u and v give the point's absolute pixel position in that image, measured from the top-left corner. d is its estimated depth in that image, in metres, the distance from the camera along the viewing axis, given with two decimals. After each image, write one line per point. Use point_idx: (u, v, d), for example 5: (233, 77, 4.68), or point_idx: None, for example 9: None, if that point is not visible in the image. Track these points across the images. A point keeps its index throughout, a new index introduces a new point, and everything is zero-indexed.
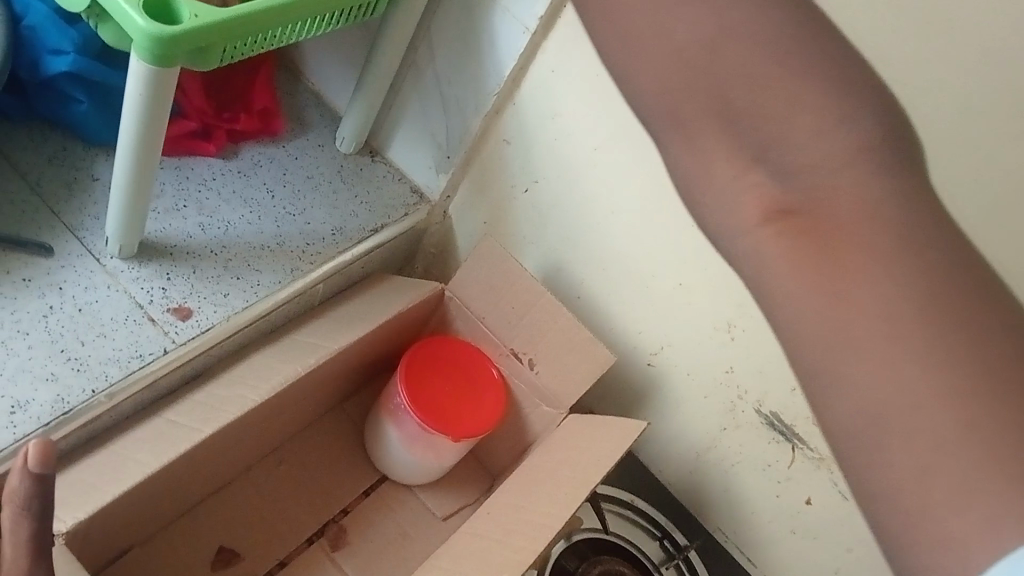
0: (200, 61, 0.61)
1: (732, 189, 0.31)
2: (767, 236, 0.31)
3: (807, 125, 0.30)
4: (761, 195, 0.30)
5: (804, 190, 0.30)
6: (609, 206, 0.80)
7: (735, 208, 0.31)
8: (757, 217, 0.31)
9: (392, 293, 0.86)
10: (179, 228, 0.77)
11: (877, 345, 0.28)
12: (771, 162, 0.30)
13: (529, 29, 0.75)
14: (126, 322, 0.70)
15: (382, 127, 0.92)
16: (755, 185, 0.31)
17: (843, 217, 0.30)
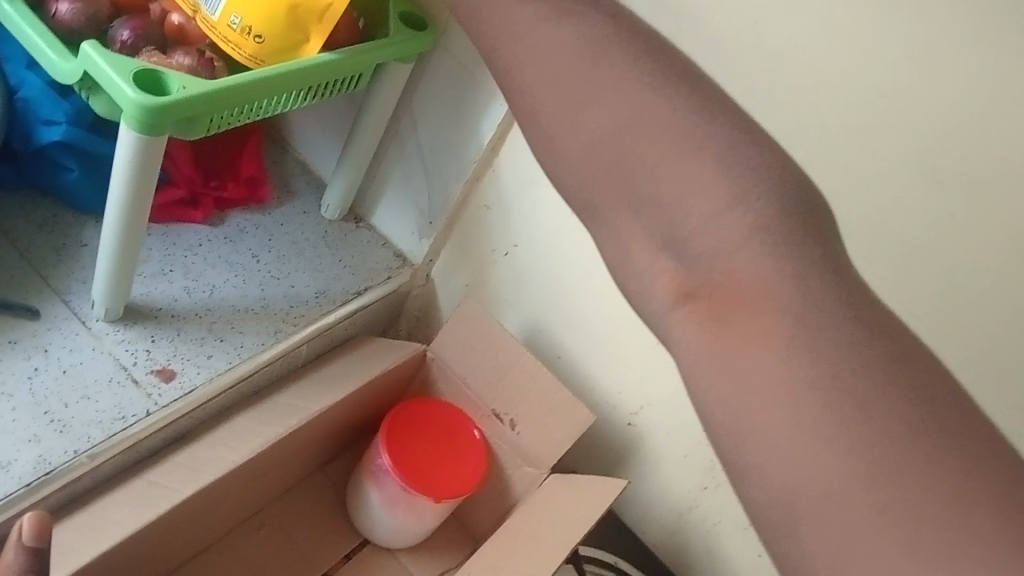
0: (188, 130, 0.64)
1: (648, 272, 0.38)
2: (681, 309, 0.37)
3: (700, 210, 0.37)
4: (671, 278, 0.38)
5: (702, 274, 0.37)
6: (572, 275, 0.84)
7: (660, 285, 0.38)
8: (671, 299, 0.37)
9: (375, 355, 0.87)
10: (165, 292, 0.78)
11: (786, 403, 0.32)
12: (675, 250, 0.38)
13: (506, 100, 0.79)
14: (110, 384, 0.71)
15: (366, 195, 0.94)
16: (664, 269, 0.38)
17: (750, 290, 0.35)
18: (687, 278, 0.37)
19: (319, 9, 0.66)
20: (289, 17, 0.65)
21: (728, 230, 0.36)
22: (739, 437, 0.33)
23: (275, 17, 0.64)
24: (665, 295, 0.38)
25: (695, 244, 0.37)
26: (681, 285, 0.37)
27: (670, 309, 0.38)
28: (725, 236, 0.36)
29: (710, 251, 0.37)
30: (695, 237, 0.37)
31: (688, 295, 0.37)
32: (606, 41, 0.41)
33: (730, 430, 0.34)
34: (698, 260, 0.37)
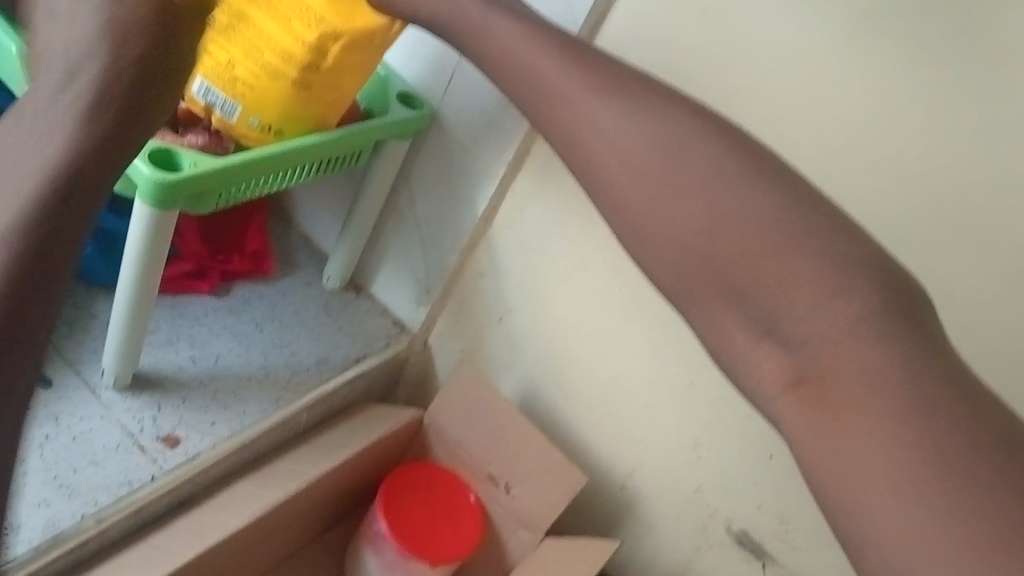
0: (198, 205, 0.68)
1: (751, 357, 0.40)
2: (785, 400, 0.39)
3: (805, 300, 0.39)
4: (777, 366, 0.39)
5: (812, 360, 0.38)
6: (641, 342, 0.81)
7: (759, 371, 0.40)
8: (779, 386, 0.39)
9: (374, 421, 0.90)
10: (172, 361, 0.81)
11: (898, 479, 0.35)
12: (778, 337, 0.39)
13: (498, 174, 0.83)
14: (117, 450, 0.74)
15: (366, 266, 0.98)
16: (768, 354, 0.40)
17: (851, 378, 0.37)
18: (794, 365, 0.39)
19: (331, 100, 0.73)
20: (300, 120, 0.73)
21: (832, 307, 0.38)
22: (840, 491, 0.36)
23: (288, 117, 0.72)
24: (773, 382, 0.39)
25: (800, 331, 0.39)
26: (789, 372, 0.39)
27: (777, 394, 0.39)
28: (828, 325, 0.38)
29: (814, 337, 0.38)
30: (801, 322, 0.39)
31: (798, 382, 0.39)
32: (669, 117, 0.44)
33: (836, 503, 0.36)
34: (803, 346, 0.39)
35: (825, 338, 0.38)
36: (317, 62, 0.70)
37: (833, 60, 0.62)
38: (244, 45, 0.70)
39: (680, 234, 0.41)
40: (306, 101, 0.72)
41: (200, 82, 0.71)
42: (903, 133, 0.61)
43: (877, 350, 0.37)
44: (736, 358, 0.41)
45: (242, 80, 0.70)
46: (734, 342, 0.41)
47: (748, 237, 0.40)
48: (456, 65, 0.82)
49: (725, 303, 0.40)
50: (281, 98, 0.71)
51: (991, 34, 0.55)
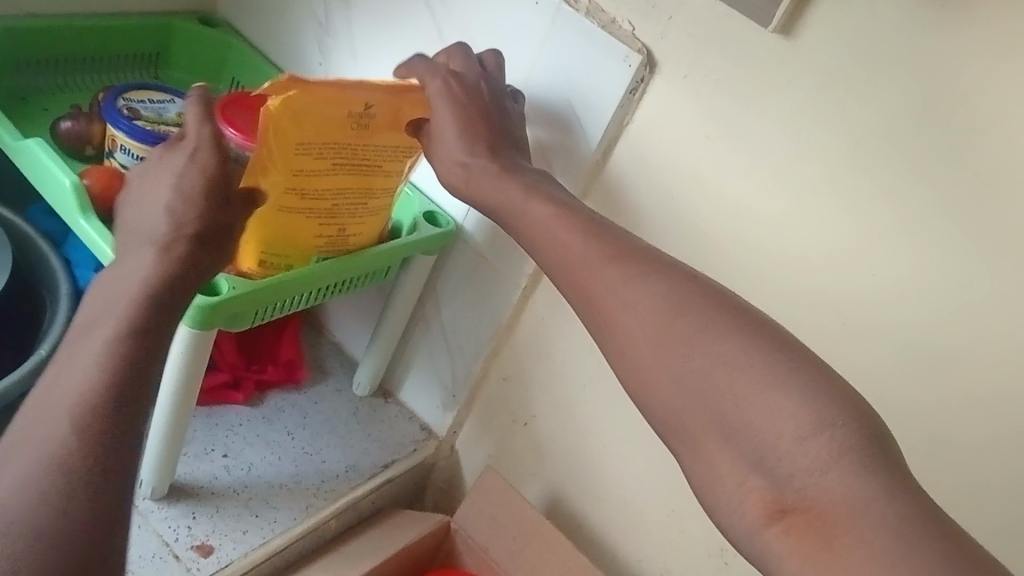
0: (234, 323, 0.72)
1: (737, 492, 0.46)
2: (773, 529, 0.45)
3: (790, 429, 0.45)
4: (762, 496, 0.45)
5: (789, 483, 0.44)
6: None
7: (737, 496, 0.46)
8: (765, 517, 0.45)
9: (401, 527, 0.91)
10: (207, 471, 0.84)
11: None
12: (758, 466, 0.46)
13: (520, 284, 0.87)
14: (153, 559, 0.76)
15: (395, 372, 1.01)
16: (754, 489, 0.45)
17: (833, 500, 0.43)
18: (777, 494, 0.45)
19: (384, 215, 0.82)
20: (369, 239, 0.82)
21: (810, 435, 0.44)
22: None
23: (362, 241, 0.81)
24: (747, 503, 0.46)
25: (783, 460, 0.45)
26: (766, 495, 0.45)
27: (750, 512, 0.46)
28: (813, 456, 0.44)
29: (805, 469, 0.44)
30: (788, 456, 0.44)
31: (771, 502, 0.45)
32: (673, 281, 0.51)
33: None
34: (782, 473, 0.45)
35: (821, 466, 0.44)
36: (378, 178, 0.77)
37: (838, 178, 0.66)
38: (309, 202, 0.73)
39: (708, 372, 0.47)
40: (376, 204, 0.79)
41: (287, 250, 0.75)
42: (918, 244, 0.64)
43: (882, 479, 0.43)
44: (748, 485, 0.46)
45: (317, 217, 0.75)
46: (764, 472, 0.45)
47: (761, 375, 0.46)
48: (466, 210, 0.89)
49: (719, 439, 0.47)
50: (360, 229, 0.79)
51: (978, 154, 0.60)
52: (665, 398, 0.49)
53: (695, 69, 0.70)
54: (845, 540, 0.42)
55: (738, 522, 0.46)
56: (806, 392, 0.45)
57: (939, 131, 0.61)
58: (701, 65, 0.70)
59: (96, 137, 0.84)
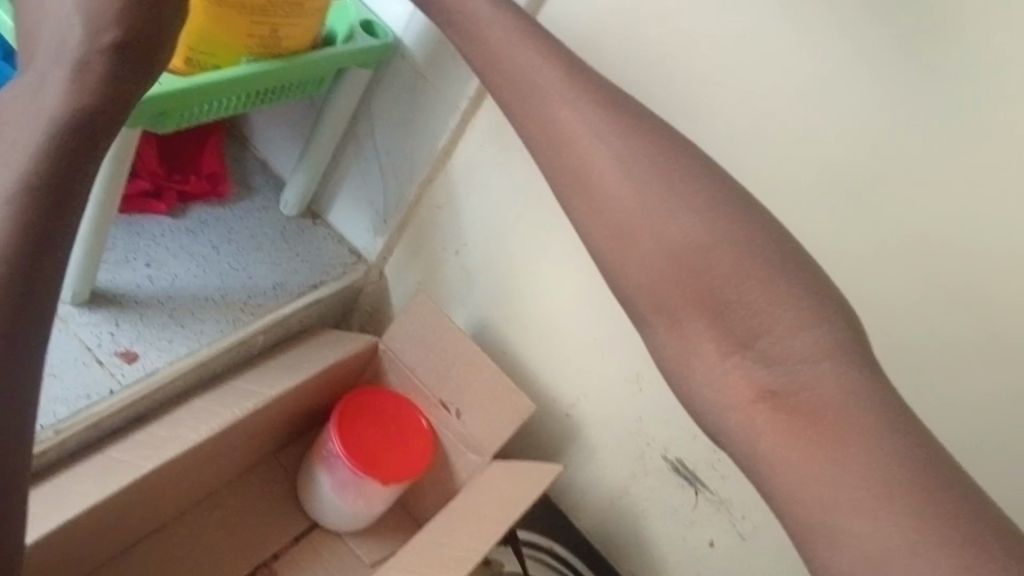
0: (160, 124, 0.68)
1: (722, 373, 0.43)
2: (758, 416, 0.42)
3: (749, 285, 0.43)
4: (749, 389, 0.42)
5: (713, 296, 0.43)
6: None
7: (724, 386, 0.43)
8: (750, 404, 0.42)
9: (328, 346, 0.92)
10: (128, 279, 0.82)
11: (850, 477, 0.39)
12: (727, 319, 0.43)
13: (459, 108, 0.84)
14: (75, 364, 0.76)
15: (324, 193, 0.98)
16: (743, 380, 0.43)
17: (765, 327, 0.43)
18: (750, 361, 0.43)
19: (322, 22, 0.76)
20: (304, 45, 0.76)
21: (767, 279, 0.43)
22: (783, 488, 0.41)
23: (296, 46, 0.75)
24: (721, 367, 0.43)
25: (755, 326, 0.43)
26: (727, 344, 0.43)
27: (726, 378, 0.43)
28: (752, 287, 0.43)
29: (792, 360, 0.42)
30: (779, 342, 0.42)
31: (743, 366, 0.43)
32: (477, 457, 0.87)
33: (776, 493, 0.41)
34: (718, 293, 0.44)
35: (784, 336, 0.42)
36: None
37: None
38: None
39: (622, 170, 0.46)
40: (313, 7, 0.72)
41: (213, 46, 0.70)
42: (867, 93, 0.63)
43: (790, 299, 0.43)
44: (652, 316, 0.45)
45: (247, 14, 0.69)
46: (692, 347, 0.44)
47: (710, 236, 0.44)
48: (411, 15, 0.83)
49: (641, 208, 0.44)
50: (294, 33, 0.74)
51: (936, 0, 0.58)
52: (578, 138, 0.47)
53: None
54: (817, 417, 0.41)
55: (637, 276, 0.45)
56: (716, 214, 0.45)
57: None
58: None
59: None
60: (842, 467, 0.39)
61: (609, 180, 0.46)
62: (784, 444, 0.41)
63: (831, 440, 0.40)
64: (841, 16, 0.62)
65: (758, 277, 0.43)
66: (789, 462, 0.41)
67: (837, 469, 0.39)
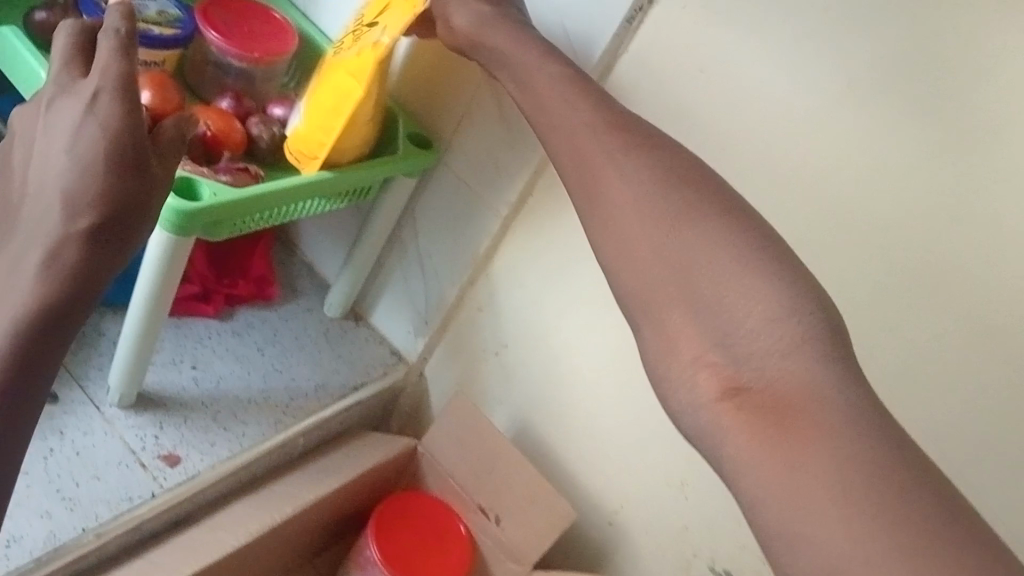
0: (212, 232, 0.71)
1: (691, 368, 0.42)
2: (722, 409, 0.40)
3: (735, 290, 0.42)
4: (715, 376, 0.41)
5: (757, 372, 0.40)
6: (656, 387, 0.82)
7: (693, 381, 0.41)
8: (715, 394, 0.41)
9: (366, 449, 0.92)
10: (174, 381, 0.84)
11: (835, 490, 0.36)
12: (726, 349, 0.41)
13: (500, 213, 0.86)
14: (119, 466, 0.76)
15: (367, 295, 1.00)
16: (710, 369, 0.41)
17: (790, 394, 0.39)
18: (733, 372, 0.40)
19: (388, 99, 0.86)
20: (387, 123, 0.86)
21: (785, 322, 0.40)
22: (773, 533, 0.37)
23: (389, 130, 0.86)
24: (709, 390, 0.41)
25: (748, 346, 0.40)
26: (729, 382, 0.40)
27: (712, 402, 0.41)
28: (758, 317, 0.41)
29: (757, 353, 0.40)
30: (749, 338, 0.41)
31: (736, 391, 0.40)
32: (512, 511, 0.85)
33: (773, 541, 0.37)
34: (746, 352, 0.41)
35: (783, 354, 0.40)
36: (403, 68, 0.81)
37: None
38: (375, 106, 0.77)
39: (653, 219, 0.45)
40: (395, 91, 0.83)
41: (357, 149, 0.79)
42: None
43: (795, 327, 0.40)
44: (676, 372, 0.42)
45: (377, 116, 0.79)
46: (672, 351, 0.42)
47: (712, 251, 0.43)
48: (457, 120, 0.85)
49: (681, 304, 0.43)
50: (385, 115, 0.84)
51: None
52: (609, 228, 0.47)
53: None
54: (787, 414, 0.38)
55: (635, 298, 0.44)
56: (723, 248, 0.43)
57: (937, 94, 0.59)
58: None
59: None
60: (835, 482, 0.36)
61: (638, 226, 0.45)
62: (750, 449, 0.39)
63: (796, 435, 0.38)
64: (880, 122, 0.62)
65: (731, 270, 0.42)
66: (749, 458, 0.39)
67: (801, 463, 0.37)
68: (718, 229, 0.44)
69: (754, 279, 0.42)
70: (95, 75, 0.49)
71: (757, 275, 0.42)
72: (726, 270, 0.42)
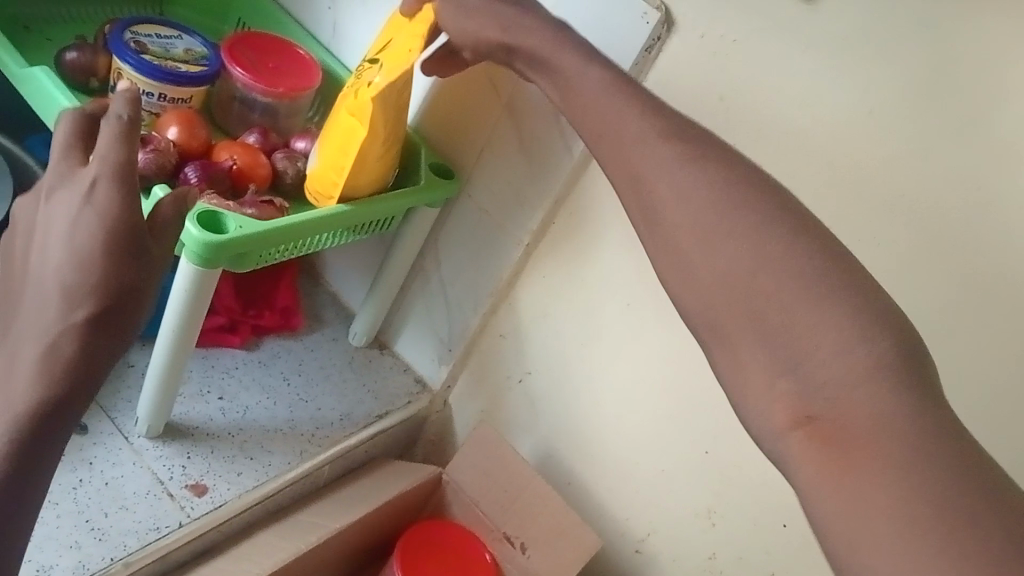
0: (237, 264, 0.72)
1: (769, 398, 0.41)
2: (798, 440, 0.40)
3: (810, 316, 0.40)
4: (790, 407, 0.40)
5: (831, 402, 0.39)
6: (680, 415, 0.81)
7: (770, 414, 0.41)
8: (791, 425, 0.40)
9: (391, 478, 0.92)
10: (202, 412, 0.85)
11: (906, 525, 0.35)
12: (800, 375, 0.40)
13: (522, 241, 0.87)
14: (147, 496, 0.77)
15: (391, 324, 1.01)
16: (783, 397, 0.40)
17: (863, 425, 0.38)
18: (806, 402, 0.40)
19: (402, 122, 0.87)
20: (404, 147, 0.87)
21: (857, 349, 0.39)
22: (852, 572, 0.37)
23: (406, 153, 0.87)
24: (783, 421, 0.40)
25: (823, 373, 0.39)
26: (802, 412, 0.40)
27: (788, 433, 0.40)
28: (836, 349, 0.39)
29: (833, 382, 0.39)
30: (818, 368, 0.40)
31: (809, 420, 0.40)
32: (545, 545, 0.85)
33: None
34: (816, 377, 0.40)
35: (851, 381, 0.39)
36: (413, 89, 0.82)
37: None
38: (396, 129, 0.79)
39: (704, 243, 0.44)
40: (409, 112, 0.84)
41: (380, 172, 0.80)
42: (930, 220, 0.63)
43: (861, 354, 0.39)
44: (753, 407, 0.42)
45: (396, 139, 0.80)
46: (748, 388, 0.42)
47: (780, 275, 0.41)
48: (480, 149, 0.86)
49: (729, 327, 0.42)
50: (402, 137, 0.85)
51: (991, 132, 0.58)
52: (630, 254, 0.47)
53: (714, 27, 0.68)
54: (848, 441, 0.38)
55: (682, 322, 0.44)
56: (797, 269, 0.41)
57: (957, 119, 0.59)
58: (721, 25, 0.67)
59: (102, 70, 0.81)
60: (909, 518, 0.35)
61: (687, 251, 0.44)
62: (827, 485, 0.38)
63: (871, 470, 0.37)
64: (902, 145, 0.62)
65: (807, 293, 0.41)
66: (823, 491, 0.38)
67: (858, 488, 0.37)
68: (781, 249, 0.42)
69: (833, 303, 0.40)
70: (96, 162, 0.51)
71: (835, 301, 0.40)
72: (805, 291, 0.41)
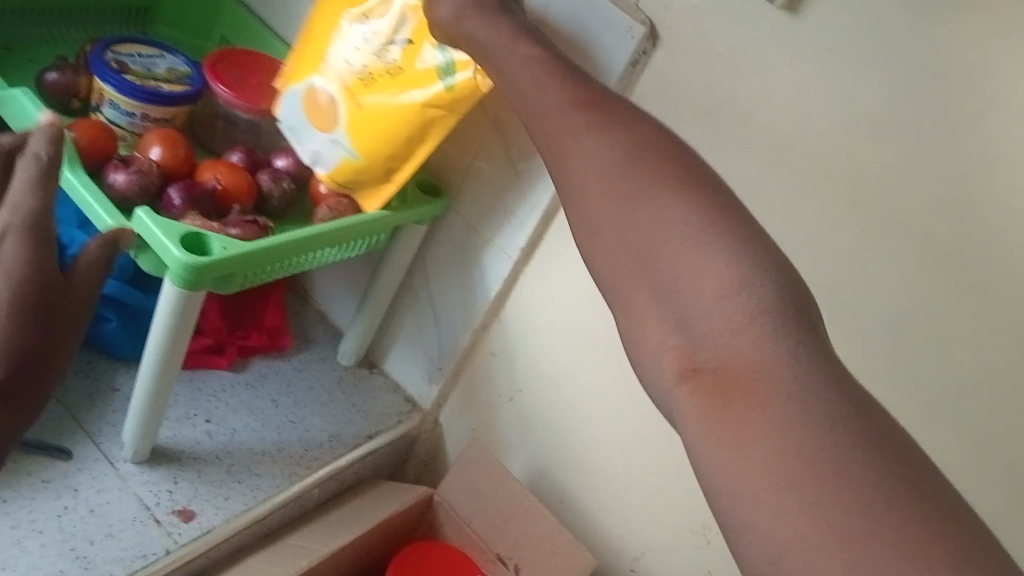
0: (224, 285, 0.71)
1: (655, 348, 0.38)
2: (682, 392, 0.37)
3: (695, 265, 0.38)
4: (677, 356, 0.37)
5: (719, 357, 0.36)
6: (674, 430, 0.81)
7: (658, 363, 0.38)
8: (675, 377, 0.38)
9: (381, 500, 0.91)
10: (188, 435, 0.83)
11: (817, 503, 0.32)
12: (690, 335, 0.37)
13: (511, 257, 0.86)
14: (133, 523, 0.76)
15: (380, 344, 1.00)
16: (670, 350, 0.38)
17: (749, 379, 0.35)
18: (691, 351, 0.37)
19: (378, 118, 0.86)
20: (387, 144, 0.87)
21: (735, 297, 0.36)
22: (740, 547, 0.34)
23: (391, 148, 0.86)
24: (671, 372, 0.38)
25: (703, 323, 0.37)
26: (688, 362, 0.37)
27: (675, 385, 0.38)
28: (725, 313, 0.37)
29: (717, 331, 0.37)
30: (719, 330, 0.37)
31: (694, 372, 0.37)
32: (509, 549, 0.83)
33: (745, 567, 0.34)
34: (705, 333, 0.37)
35: (735, 333, 0.36)
36: None
37: None
38: None
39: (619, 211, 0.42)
40: None
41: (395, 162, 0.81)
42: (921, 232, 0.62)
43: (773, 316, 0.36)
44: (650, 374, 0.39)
45: None
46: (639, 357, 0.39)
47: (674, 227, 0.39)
48: (468, 165, 0.86)
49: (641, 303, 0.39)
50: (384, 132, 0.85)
51: (981, 146, 0.58)
52: None
53: (701, 41, 0.67)
54: (752, 409, 0.36)
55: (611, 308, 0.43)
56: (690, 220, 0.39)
57: (945, 131, 0.59)
58: (707, 38, 0.67)
59: (83, 90, 0.80)
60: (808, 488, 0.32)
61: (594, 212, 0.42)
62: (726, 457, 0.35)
63: (757, 426, 0.34)
64: (892, 157, 0.62)
65: (702, 249, 0.38)
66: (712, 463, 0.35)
67: (777, 469, 0.34)
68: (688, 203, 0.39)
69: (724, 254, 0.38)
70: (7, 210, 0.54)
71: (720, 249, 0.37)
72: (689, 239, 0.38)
